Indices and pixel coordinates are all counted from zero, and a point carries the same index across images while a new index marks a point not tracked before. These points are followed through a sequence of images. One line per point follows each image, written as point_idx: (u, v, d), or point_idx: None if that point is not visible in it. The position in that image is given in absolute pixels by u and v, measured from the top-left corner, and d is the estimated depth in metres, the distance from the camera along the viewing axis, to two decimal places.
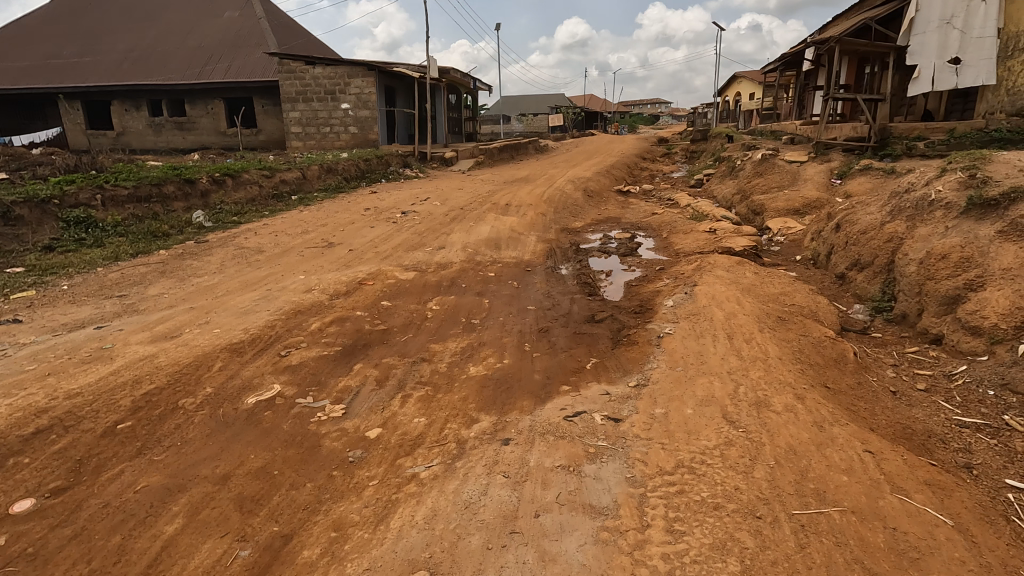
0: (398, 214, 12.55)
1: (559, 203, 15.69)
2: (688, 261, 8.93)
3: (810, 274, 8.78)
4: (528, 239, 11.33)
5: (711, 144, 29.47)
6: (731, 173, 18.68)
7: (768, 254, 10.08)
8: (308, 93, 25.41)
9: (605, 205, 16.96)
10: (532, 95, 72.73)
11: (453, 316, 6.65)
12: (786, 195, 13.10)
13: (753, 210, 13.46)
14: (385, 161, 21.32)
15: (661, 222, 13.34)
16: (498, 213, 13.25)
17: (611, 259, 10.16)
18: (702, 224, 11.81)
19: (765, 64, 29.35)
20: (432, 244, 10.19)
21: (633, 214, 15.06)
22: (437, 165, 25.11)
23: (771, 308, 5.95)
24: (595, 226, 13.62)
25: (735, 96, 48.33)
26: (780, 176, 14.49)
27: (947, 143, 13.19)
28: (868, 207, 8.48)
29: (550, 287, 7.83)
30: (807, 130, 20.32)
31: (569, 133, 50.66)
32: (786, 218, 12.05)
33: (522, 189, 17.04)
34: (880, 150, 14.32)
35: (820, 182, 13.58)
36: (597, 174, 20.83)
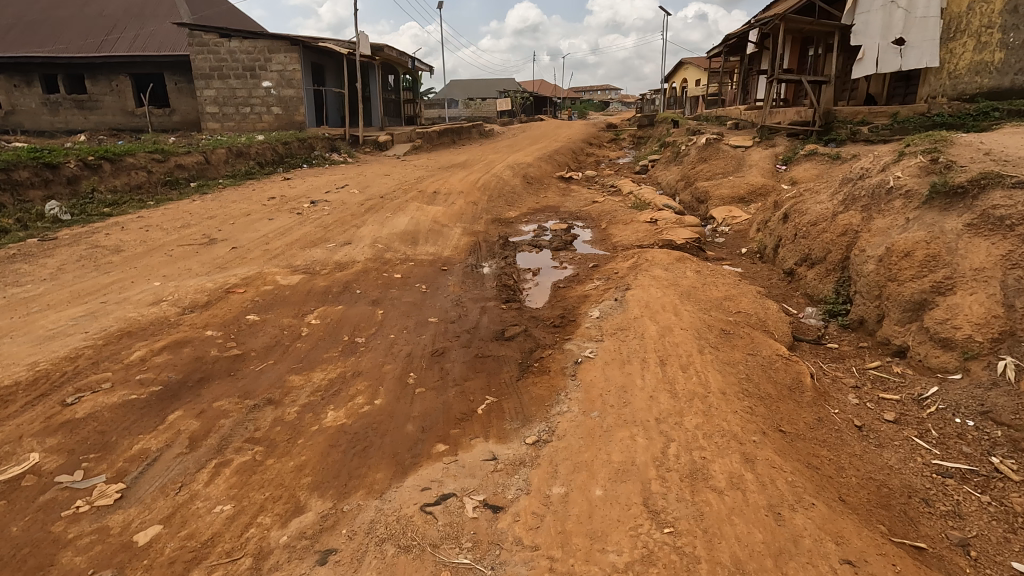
0: (306, 204, 11.04)
1: (494, 191, 14.48)
2: (625, 257, 7.94)
3: (756, 269, 7.96)
4: (452, 231, 10.09)
5: (658, 129, 28.85)
6: (676, 159, 17.95)
7: (711, 247, 9.23)
8: (223, 69, 23.06)
9: (546, 193, 15.87)
10: (480, 80, 70.88)
11: (333, 333, 5.37)
12: (731, 181, 12.37)
13: (697, 198, 12.67)
14: (309, 144, 19.47)
15: (601, 211, 12.37)
16: (423, 202, 11.93)
17: (542, 255, 9.08)
18: (642, 214, 10.88)
19: (710, 49, 28.91)
20: (337, 239, 8.80)
21: (573, 203, 14.04)
22: (370, 150, 23.40)
23: (714, 319, 4.97)
24: (531, 215, 12.52)
25: (682, 83, 48.22)
26: (724, 162, 13.77)
27: (891, 128, 12.78)
28: (818, 196, 7.69)
29: (463, 291, 6.65)
30: (751, 114, 19.83)
31: (516, 119, 49.43)
32: (730, 206, 11.29)
33: (456, 176, 15.71)
34: (825, 135, 13.81)
35: (765, 168, 12.93)
36: (538, 159, 19.72)
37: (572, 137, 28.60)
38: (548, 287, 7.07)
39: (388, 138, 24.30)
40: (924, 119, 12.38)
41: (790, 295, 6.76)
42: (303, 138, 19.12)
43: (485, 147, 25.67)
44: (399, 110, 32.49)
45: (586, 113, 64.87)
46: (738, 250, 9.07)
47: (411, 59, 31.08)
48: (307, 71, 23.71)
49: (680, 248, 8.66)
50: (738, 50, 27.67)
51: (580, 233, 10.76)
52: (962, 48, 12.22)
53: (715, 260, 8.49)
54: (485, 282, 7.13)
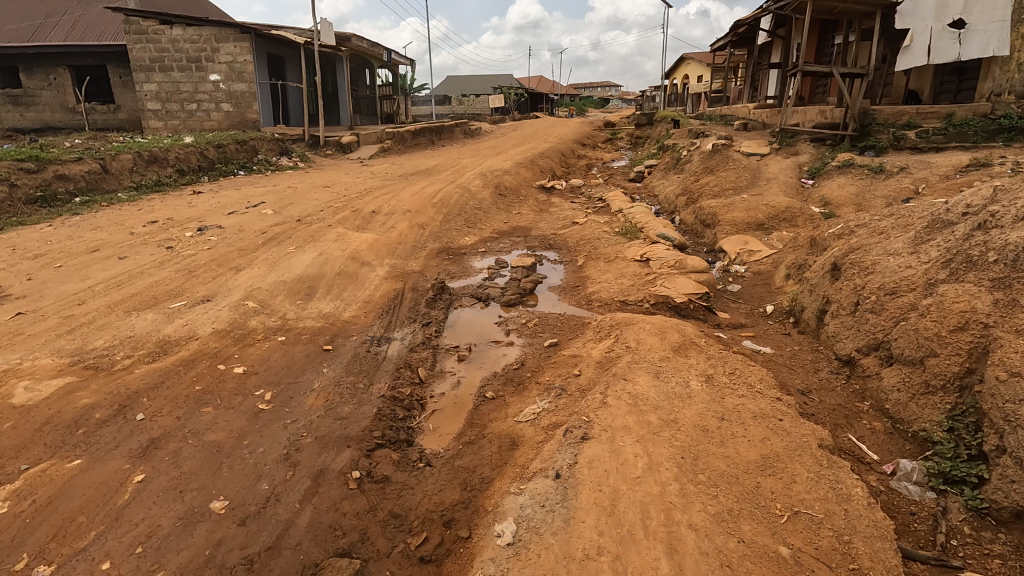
0: (191, 231, 8.43)
1: (453, 208, 11.88)
2: (599, 329, 5.37)
3: (792, 350, 5.37)
4: (372, 273, 7.50)
5: (656, 129, 26.18)
6: (676, 166, 15.33)
7: (724, 302, 6.63)
8: (165, 60, 20.35)
9: (520, 209, 13.27)
10: (474, 76, 68.27)
11: (3, 547, 2.76)
12: (745, 200, 9.78)
13: (702, 221, 10.10)
14: (252, 147, 16.85)
15: (581, 237, 9.78)
16: (352, 228, 9.33)
17: (489, 313, 6.49)
18: (630, 246, 8.29)
19: (715, 42, 26.31)
20: (194, 294, 6.22)
21: (549, 224, 11.45)
22: (332, 152, 20.79)
23: (751, 560, 2.38)
24: (492, 244, 9.97)
25: (682, 80, 45.59)
26: (735, 172, 11.17)
27: (945, 133, 10.36)
28: (889, 245, 5.12)
29: (325, 411, 4.07)
30: (764, 114, 17.25)
31: (508, 116, 46.83)
32: (746, 235, 8.70)
33: (411, 188, 13.10)
34: (860, 140, 11.22)
35: (787, 181, 10.34)
36: (517, 164, 17.10)
37: (563, 137, 25.96)
38: (472, 391, 4.50)
39: (353, 138, 21.67)
40: (986, 121, 10.08)
41: (859, 420, 4.17)
42: (244, 141, 16.54)
43: (463, 149, 23.04)
44: (375, 107, 29.83)
45: (584, 110, 61.99)
46: (761, 309, 6.50)
47: (387, 51, 28.39)
48: (261, 63, 21.10)
49: (680, 310, 6.09)
50: (745, 42, 25.01)
51: (549, 273, 8.18)
52: None
53: (732, 328, 5.89)
54: (374, 381, 4.55)
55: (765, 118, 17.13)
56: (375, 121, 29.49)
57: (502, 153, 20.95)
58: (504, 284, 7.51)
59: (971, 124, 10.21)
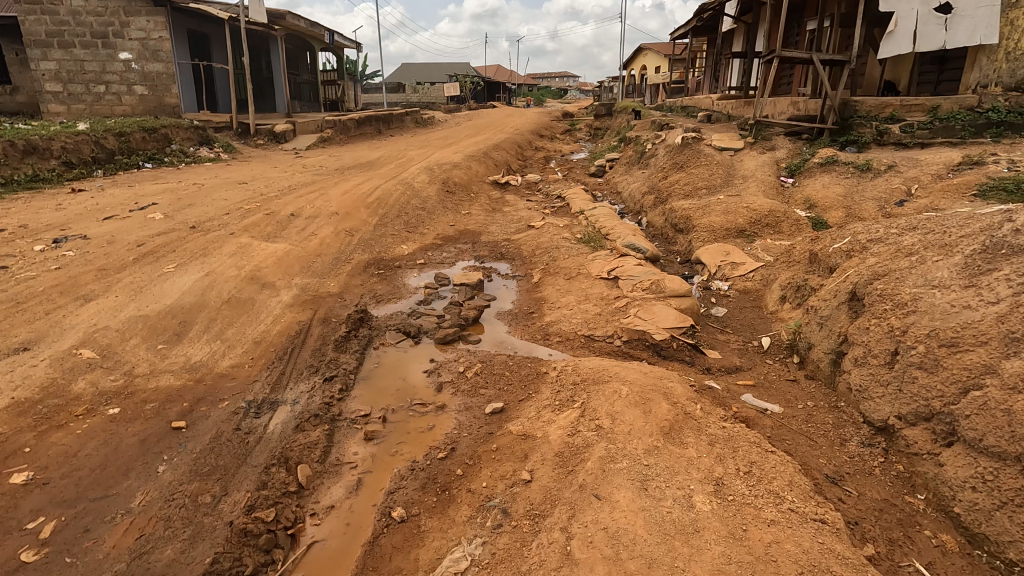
0: (42, 245, 6.60)
1: (391, 209, 10.34)
2: (558, 387, 4.03)
3: (805, 408, 4.18)
4: (273, 299, 5.92)
5: (616, 120, 25.08)
6: (639, 161, 14.17)
7: (710, 333, 5.41)
8: (64, 34, 17.47)
9: (469, 209, 11.81)
10: (428, 64, 65.95)
11: None
12: (721, 201, 8.64)
13: (673, 225, 8.92)
14: (163, 136, 14.67)
15: (537, 244, 8.44)
16: (260, 237, 7.68)
17: (418, 354, 5.02)
18: (595, 258, 6.99)
19: (676, 30, 25.39)
20: (8, 341, 4.51)
21: (501, 227, 10.05)
22: (264, 142, 18.73)
23: None
24: (433, 253, 8.49)
25: (640, 70, 44.83)
26: (707, 169, 10.03)
27: (930, 127, 9.38)
28: (929, 274, 3.95)
29: (131, 563, 2.61)
30: (731, 105, 16.37)
31: (463, 106, 45.04)
32: (726, 244, 7.53)
33: (344, 185, 11.43)
34: (840, 135, 10.28)
35: (765, 180, 9.27)
36: (468, 157, 15.59)
37: (519, 127, 24.54)
38: (375, 504, 3.09)
39: (288, 127, 19.61)
40: (974, 115, 9.14)
41: (918, 530, 3.01)
42: (152, 128, 14.37)
43: (411, 140, 21.31)
44: (317, 93, 27.61)
45: (542, 100, 60.66)
46: (754, 343, 5.31)
47: (329, 32, 26.20)
48: (180, 41, 18.77)
49: (660, 349, 4.82)
50: (705, 31, 24.16)
51: (498, 293, 6.80)
52: None
53: (726, 374, 4.66)
54: (230, 491, 3.08)
55: (730, 110, 16.33)
56: (318, 108, 27.30)
57: (453, 144, 19.38)
58: (442, 310, 6.08)
59: (958, 116, 9.22)
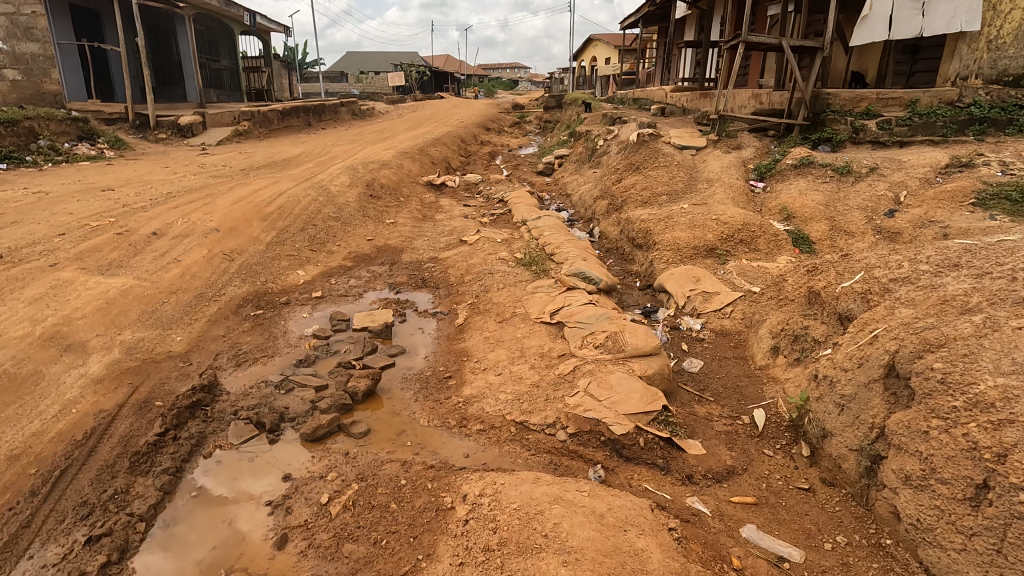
0: None
1: (294, 221, 8.51)
2: (463, 557, 2.50)
3: (837, 552, 2.80)
4: (73, 372, 4.12)
5: (566, 113, 23.73)
6: (591, 159, 12.80)
7: (686, 407, 4.00)
8: None
9: (396, 217, 10.10)
10: (371, 52, 62.88)
11: None
12: (686, 211, 7.31)
13: (631, 241, 7.54)
14: (28, 129, 12.40)
15: (467, 266, 6.89)
16: (95, 269, 5.77)
17: (267, 468, 3.36)
18: (535, 293, 5.49)
19: (626, 19, 24.23)
20: None
21: (428, 241, 8.42)
22: (166, 136, 16.32)
23: None
24: (337, 280, 6.80)
25: (590, 62, 43.73)
26: (667, 171, 8.70)
27: (909, 124, 8.31)
28: (1019, 353, 2.61)
29: None
30: (688, 97, 15.25)
31: (408, 96, 42.70)
32: (694, 267, 6.17)
33: (241, 191, 9.49)
34: (811, 132, 9.14)
35: (733, 184, 8.03)
36: (400, 153, 13.80)
37: (463, 120, 22.81)
38: None
39: (196, 118, 17.19)
40: (954, 110, 8.10)
41: None
42: (11, 121, 12.06)
43: (342, 134, 19.27)
44: (238, 81, 24.93)
45: (493, 91, 58.90)
46: (745, 419, 3.92)
47: (250, 13, 23.60)
48: (62, 18, 16.02)
49: (621, 448, 3.38)
50: (655, 19, 23.07)
51: (409, 341, 5.20)
52: (1010, 2, 7.66)
53: (716, 485, 3.24)
54: None
55: (684, 103, 15.43)
56: (239, 99, 24.69)
57: (388, 139, 17.47)
58: (323, 377, 4.42)
59: (939, 111, 8.17)
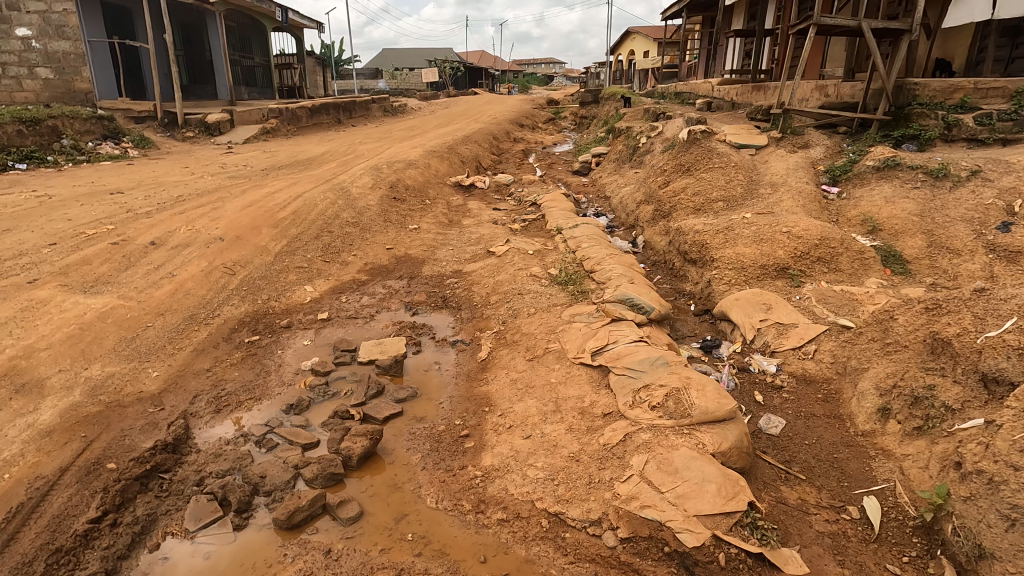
0: None
1: (308, 229, 7.81)
2: None
3: None
4: (19, 423, 3.45)
5: (603, 109, 22.64)
6: (632, 158, 11.79)
7: (772, 494, 3.06)
8: None
9: (420, 222, 9.33)
10: (405, 50, 62.70)
11: None
12: (749, 221, 6.29)
13: (684, 255, 6.57)
14: (51, 128, 12.13)
15: (495, 283, 6.05)
16: (78, 287, 5.15)
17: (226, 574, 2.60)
18: (573, 323, 4.60)
19: (668, 9, 23.01)
20: None
21: (452, 251, 7.61)
22: (193, 134, 16.00)
23: None
24: (348, 298, 6.05)
25: (627, 56, 42.34)
26: (723, 174, 7.66)
27: (1017, 119, 6.87)
28: None
29: None
30: (740, 90, 14.09)
31: (441, 92, 42.14)
32: (764, 292, 5.17)
33: (256, 194, 8.87)
34: (892, 128, 7.87)
35: (802, 189, 6.97)
36: (428, 152, 13.04)
37: (496, 116, 21.97)
38: None
39: (224, 116, 16.84)
40: None
41: None
42: (34, 120, 11.79)
43: (370, 131, 18.70)
44: (270, 78, 24.66)
45: (527, 86, 57.93)
46: (853, 513, 2.96)
47: (282, 9, 23.31)
48: (93, 15, 15.84)
49: (692, 566, 2.48)
50: (699, 7, 21.71)
51: (423, 381, 4.39)
52: None
53: None
54: None
55: (734, 97, 14.41)
56: (270, 96, 24.44)
57: (417, 137, 16.76)
58: (315, 431, 3.65)
59: None
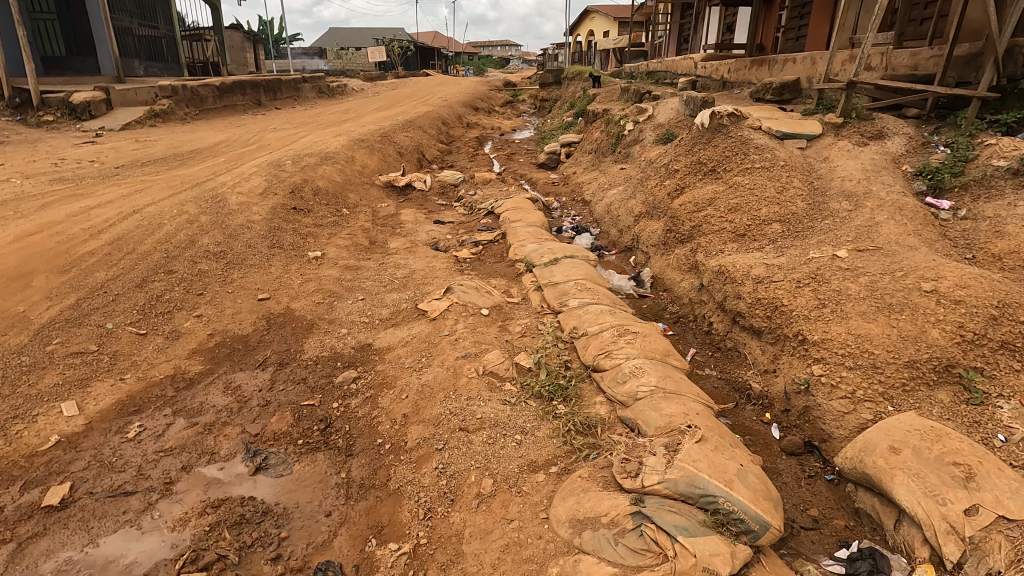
0: None
1: (127, 272, 4.88)
2: None
3: None
4: None
5: (567, 90, 19.94)
6: (615, 150, 9.21)
7: None
8: None
9: (327, 245, 6.50)
10: (350, 29, 58.09)
11: None
12: (849, 263, 3.74)
13: (736, 319, 4.03)
14: None
15: (420, 390, 3.34)
16: None
17: None
18: (582, 568, 1.96)
19: None
20: None
21: (362, 304, 4.83)
22: (52, 118, 12.47)
23: None
24: (139, 428, 3.20)
25: (587, 36, 39.73)
26: (771, 179, 5.14)
27: None
28: None
29: None
30: (737, 64, 11.65)
31: (390, 72, 38.47)
32: (936, 425, 2.64)
33: (65, 208, 5.82)
34: (999, 111, 5.45)
35: (901, 203, 4.52)
36: (353, 141, 10.09)
37: (446, 97, 18.94)
38: None
39: (97, 94, 13.29)
40: None
41: None
42: None
43: (292, 115, 15.48)
44: (177, 51, 20.78)
45: (482, 69, 54.54)
46: None
47: None
48: None
49: None
50: None
51: None
52: None
53: None
54: None
55: (727, 74, 12.02)
56: (177, 72, 20.57)
57: (348, 122, 13.70)
58: None
59: None
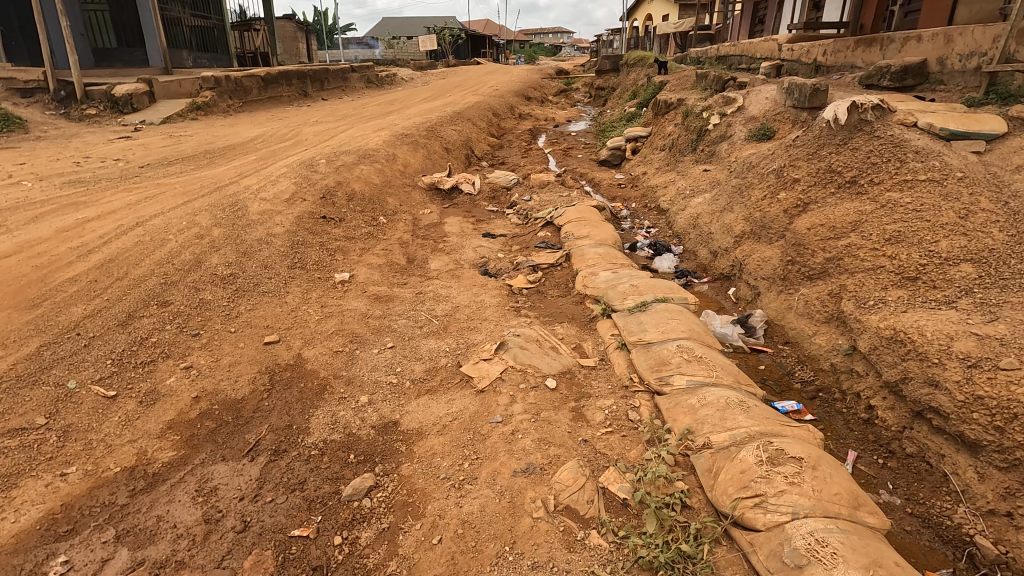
0: None
1: (110, 305, 3.98)
2: None
3: None
4: None
5: (628, 78, 18.34)
6: (695, 149, 7.80)
7: None
8: None
9: (357, 264, 5.49)
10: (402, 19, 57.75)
11: None
12: None
13: (928, 417, 2.70)
14: None
15: (458, 532, 2.23)
16: None
17: None
18: None
19: None
20: None
21: (390, 356, 3.76)
22: (95, 111, 12.10)
23: None
24: (61, 570, 2.27)
25: (645, 21, 37.53)
26: (947, 195, 3.69)
27: None
28: None
29: None
30: (835, 45, 9.87)
31: (440, 61, 37.65)
32: None
33: (62, 220, 5.03)
34: None
35: None
36: (396, 136, 9.10)
37: (497, 87, 17.78)
38: None
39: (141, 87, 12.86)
40: None
41: None
42: None
43: (337, 107, 14.71)
44: (228, 42, 20.47)
45: (535, 57, 53.03)
46: None
47: None
48: None
49: None
50: None
51: None
52: None
53: None
54: None
55: (823, 56, 10.24)
56: (227, 64, 20.26)
57: (393, 114, 12.77)
58: None
59: None
